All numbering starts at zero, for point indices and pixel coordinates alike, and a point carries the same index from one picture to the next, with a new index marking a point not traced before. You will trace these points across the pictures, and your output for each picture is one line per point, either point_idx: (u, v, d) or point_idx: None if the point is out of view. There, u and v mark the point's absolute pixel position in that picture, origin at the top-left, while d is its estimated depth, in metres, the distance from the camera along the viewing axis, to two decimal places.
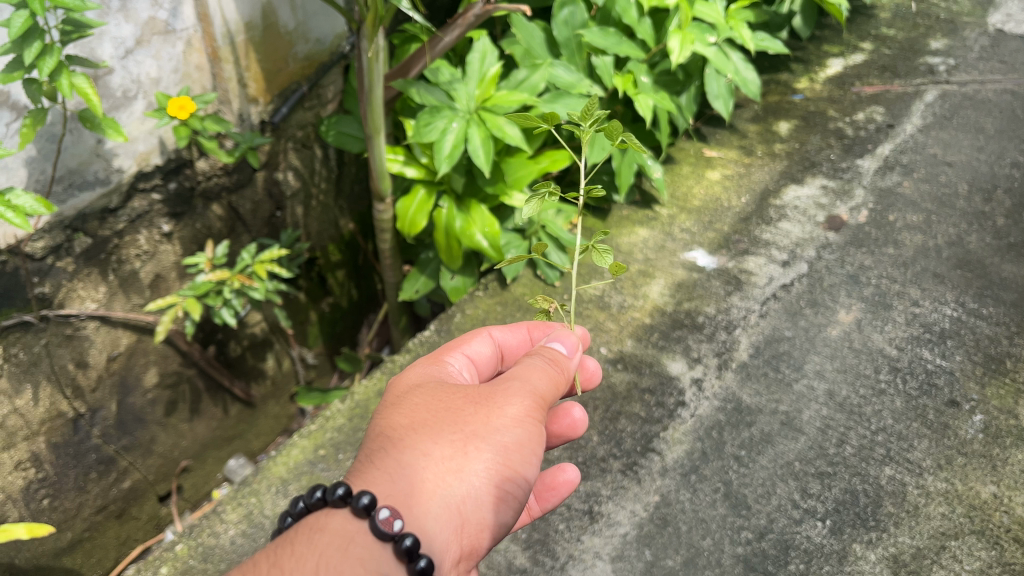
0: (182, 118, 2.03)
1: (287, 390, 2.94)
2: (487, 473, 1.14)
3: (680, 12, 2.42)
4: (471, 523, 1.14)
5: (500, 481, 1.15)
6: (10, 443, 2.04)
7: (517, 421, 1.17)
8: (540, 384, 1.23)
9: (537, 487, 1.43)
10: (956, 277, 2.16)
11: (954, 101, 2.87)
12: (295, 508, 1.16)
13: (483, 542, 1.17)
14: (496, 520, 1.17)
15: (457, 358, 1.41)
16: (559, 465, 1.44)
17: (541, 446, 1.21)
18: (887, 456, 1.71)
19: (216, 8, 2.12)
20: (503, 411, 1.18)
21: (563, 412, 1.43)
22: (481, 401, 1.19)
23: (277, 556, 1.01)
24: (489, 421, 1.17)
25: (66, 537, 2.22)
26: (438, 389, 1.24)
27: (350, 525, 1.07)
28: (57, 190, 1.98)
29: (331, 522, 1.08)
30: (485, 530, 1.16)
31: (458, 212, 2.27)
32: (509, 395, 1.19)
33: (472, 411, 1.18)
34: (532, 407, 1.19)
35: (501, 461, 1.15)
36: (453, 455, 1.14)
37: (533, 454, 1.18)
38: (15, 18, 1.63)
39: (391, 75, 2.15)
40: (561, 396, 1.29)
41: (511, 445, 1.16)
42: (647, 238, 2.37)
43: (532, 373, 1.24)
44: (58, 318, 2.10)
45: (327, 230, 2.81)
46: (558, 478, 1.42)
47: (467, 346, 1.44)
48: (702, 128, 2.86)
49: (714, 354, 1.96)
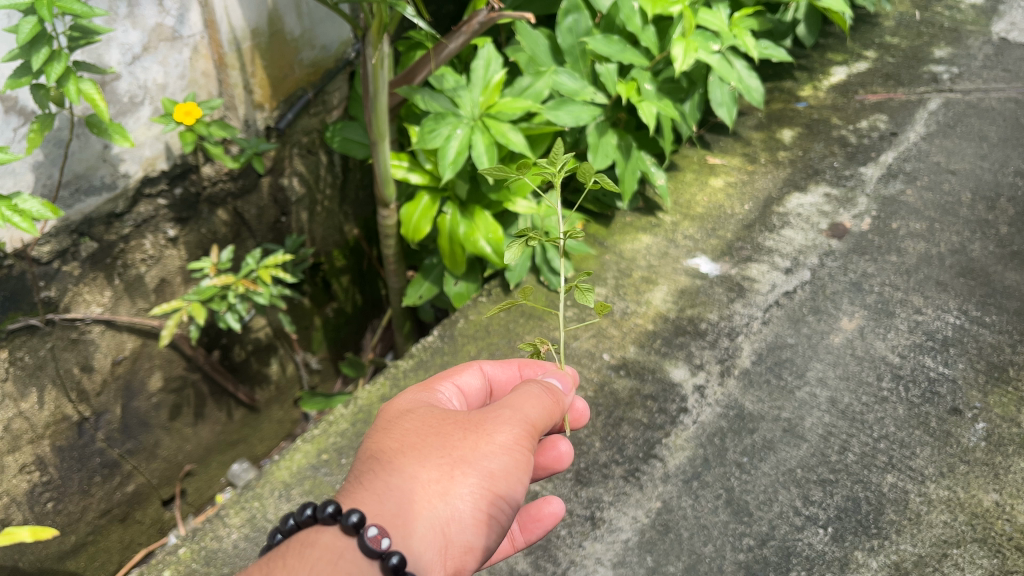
0: (188, 124, 2.06)
1: (290, 395, 2.94)
2: (473, 498, 1.14)
3: (683, 21, 2.44)
4: (455, 545, 1.13)
5: (486, 506, 1.15)
6: (15, 446, 2.05)
7: (505, 449, 1.17)
8: (531, 414, 1.23)
9: (521, 518, 1.40)
10: (958, 285, 2.16)
11: (957, 109, 2.87)
12: (284, 526, 1.13)
13: (468, 566, 1.16)
14: (481, 544, 1.16)
15: (447, 387, 1.41)
16: (543, 496, 1.40)
17: (529, 475, 1.21)
18: (889, 463, 1.71)
19: (223, 15, 2.14)
20: (492, 438, 1.18)
21: (550, 444, 1.40)
22: (471, 428, 1.19)
23: (269, 566, 1.00)
24: (477, 447, 1.17)
25: (69, 540, 2.23)
26: (429, 414, 1.25)
27: (340, 541, 1.06)
28: (64, 195, 2.00)
29: (321, 538, 1.07)
30: (470, 554, 1.15)
31: (462, 218, 2.28)
32: (499, 422, 1.19)
33: (461, 437, 1.18)
34: (521, 435, 1.19)
35: (488, 487, 1.15)
36: (440, 478, 1.14)
37: (519, 481, 1.18)
38: (24, 24, 1.66)
39: (396, 82, 2.16)
40: (552, 425, 1.28)
41: (497, 472, 1.15)
42: (650, 245, 2.39)
43: (524, 402, 1.24)
44: (63, 322, 2.12)
45: (332, 235, 2.82)
46: (543, 510, 1.39)
47: (458, 376, 1.44)
48: (706, 135, 2.87)
49: (716, 361, 1.96)
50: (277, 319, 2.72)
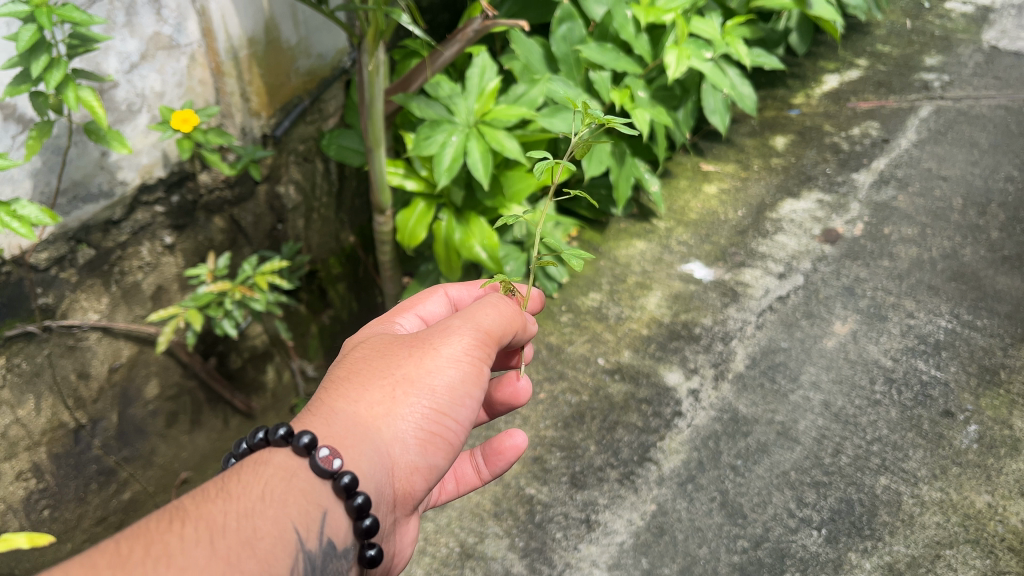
0: (185, 131, 2.07)
1: (287, 402, 2.90)
2: (418, 417, 1.14)
3: (676, 28, 2.47)
4: (401, 465, 1.14)
5: (431, 425, 1.16)
6: (11, 454, 2.05)
7: (450, 363, 1.17)
8: (486, 321, 1.23)
9: (485, 451, 1.41)
10: (950, 289, 2.17)
11: (948, 116, 2.89)
12: (238, 451, 1.13)
13: (416, 485, 1.17)
14: (428, 462, 1.17)
15: (407, 318, 1.40)
16: (508, 430, 1.41)
17: (480, 388, 1.20)
18: (882, 465, 1.72)
19: (220, 24, 2.16)
20: (439, 352, 1.18)
21: (507, 380, 1.44)
22: (416, 346, 1.19)
23: (224, 482, 1.00)
24: (422, 364, 1.17)
25: (65, 548, 2.22)
26: (380, 341, 1.25)
27: (293, 461, 1.06)
28: (61, 202, 2.02)
29: (274, 458, 1.06)
30: (417, 473, 1.16)
31: (457, 225, 2.32)
32: (446, 336, 1.19)
33: (407, 355, 1.19)
34: (470, 346, 1.19)
35: (433, 405, 1.15)
36: (383, 400, 1.14)
37: (466, 395, 1.18)
38: (23, 32, 1.67)
39: (392, 89, 2.20)
40: (510, 336, 1.28)
41: (441, 387, 1.15)
42: (644, 250, 2.43)
43: (477, 311, 1.24)
44: (61, 329, 2.12)
45: (328, 243, 2.83)
46: (505, 443, 1.39)
47: (420, 305, 1.43)
48: (699, 143, 2.91)
49: (711, 365, 1.98)
50: (274, 327, 2.73)
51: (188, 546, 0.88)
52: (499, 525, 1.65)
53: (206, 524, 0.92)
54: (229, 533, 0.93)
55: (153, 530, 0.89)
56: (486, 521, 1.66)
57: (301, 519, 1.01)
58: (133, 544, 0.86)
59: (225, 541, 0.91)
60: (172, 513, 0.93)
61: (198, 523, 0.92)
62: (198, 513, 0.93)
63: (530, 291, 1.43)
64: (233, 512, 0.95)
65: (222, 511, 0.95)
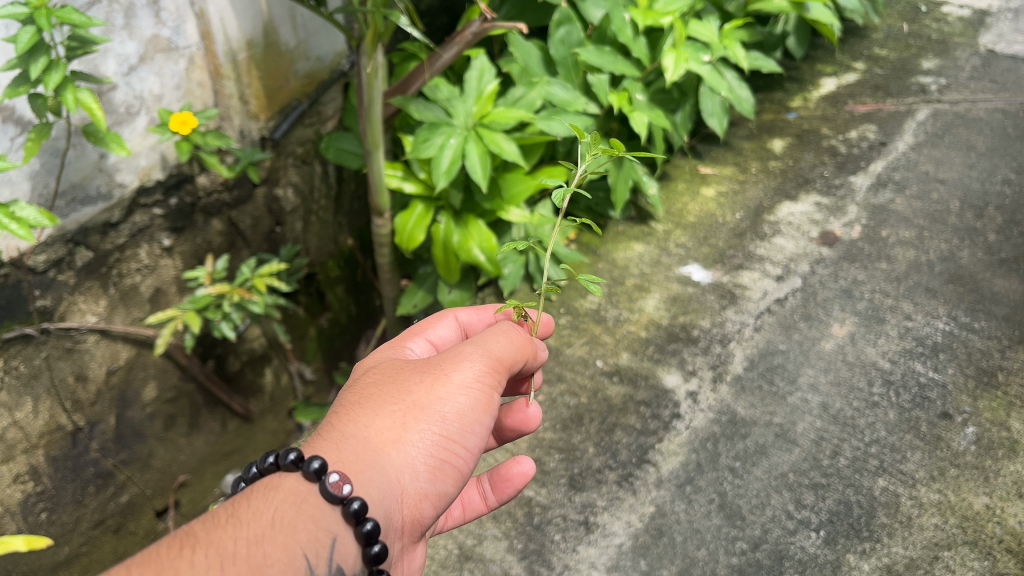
0: (184, 133, 2.07)
1: (285, 405, 2.90)
2: (427, 444, 1.14)
3: (674, 32, 2.49)
4: (410, 492, 1.13)
5: (440, 452, 1.15)
6: (8, 457, 2.04)
7: (462, 389, 1.17)
8: (498, 349, 1.23)
9: (492, 478, 1.41)
10: (947, 292, 2.18)
11: (945, 119, 2.90)
12: (247, 476, 1.13)
13: (425, 512, 1.16)
14: (436, 489, 1.16)
15: (418, 343, 1.40)
16: (516, 457, 1.41)
17: (490, 415, 1.20)
18: (880, 467, 1.72)
19: (219, 26, 2.17)
20: (450, 378, 1.18)
21: (518, 407, 1.43)
22: (427, 372, 1.20)
23: (233, 508, 1.01)
24: (433, 390, 1.17)
25: (63, 551, 2.21)
26: (390, 366, 1.25)
27: (303, 487, 1.06)
28: (60, 205, 2.02)
29: (284, 483, 1.06)
30: (426, 500, 1.15)
31: (457, 228, 2.33)
32: (458, 362, 1.20)
33: (418, 381, 1.19)
34: (481, 373, 1.19)
35: (443, 431, 1.15)
36: (393, 426, 1.14)
37: (476, 423, 1.18)
38: (22, 34, 1.67)
39: (392, 91, 2.21)
40: (521, 364, 1.28)
41: (452, 414, 1.15)
42: (642, 253, 2.44)
43: (489, 338, 1.24)
44: (59, 331, 2.12)
45: (327, 246, 2.82)
46: (512, 470, 1.39)
47: (430, 331, 1.43)
48: (698, 146, 2.91)
49: (709, 367, 1.98)
50: (272, 329, 2.73)
51: (197, 573, 0.89)
52: (498, 527, 1.65)
53: (216, 551, 0.93)
54: (239, 560, 0.93)
55: (163, 556, 0.90)
56: (484, 523, 1.66)
57: (311, 545, 1.01)
58: (144, 571, 0.88)
59: (234, 568, 0.92)
60: (182, 540, 0.94)
61: (208, 551, 0.92)
62: (208, 541, 0.94)
63: (540, 318, 1.44)
64: (242, 539, 0.96)
65: (232, 538, 0.96)
